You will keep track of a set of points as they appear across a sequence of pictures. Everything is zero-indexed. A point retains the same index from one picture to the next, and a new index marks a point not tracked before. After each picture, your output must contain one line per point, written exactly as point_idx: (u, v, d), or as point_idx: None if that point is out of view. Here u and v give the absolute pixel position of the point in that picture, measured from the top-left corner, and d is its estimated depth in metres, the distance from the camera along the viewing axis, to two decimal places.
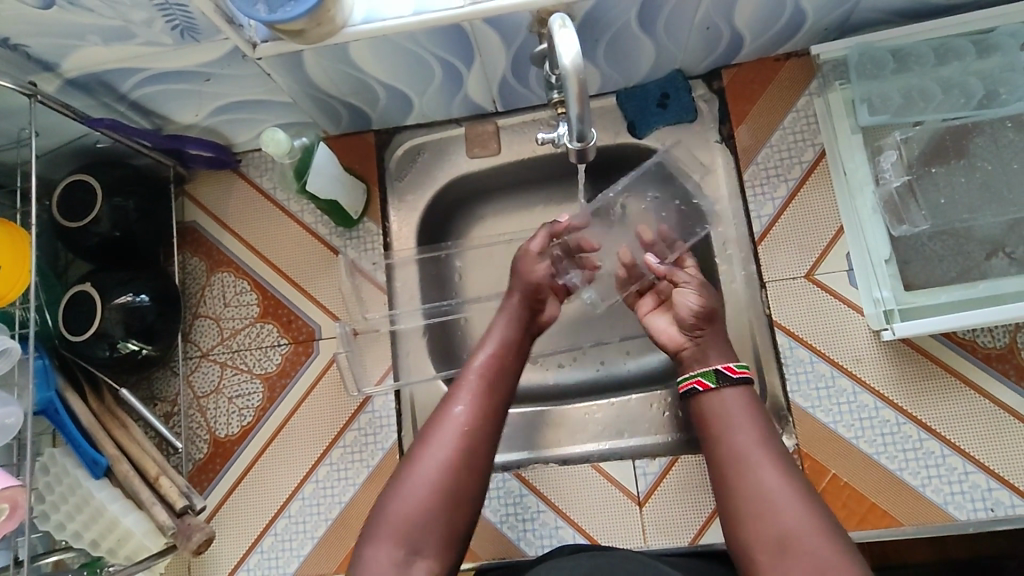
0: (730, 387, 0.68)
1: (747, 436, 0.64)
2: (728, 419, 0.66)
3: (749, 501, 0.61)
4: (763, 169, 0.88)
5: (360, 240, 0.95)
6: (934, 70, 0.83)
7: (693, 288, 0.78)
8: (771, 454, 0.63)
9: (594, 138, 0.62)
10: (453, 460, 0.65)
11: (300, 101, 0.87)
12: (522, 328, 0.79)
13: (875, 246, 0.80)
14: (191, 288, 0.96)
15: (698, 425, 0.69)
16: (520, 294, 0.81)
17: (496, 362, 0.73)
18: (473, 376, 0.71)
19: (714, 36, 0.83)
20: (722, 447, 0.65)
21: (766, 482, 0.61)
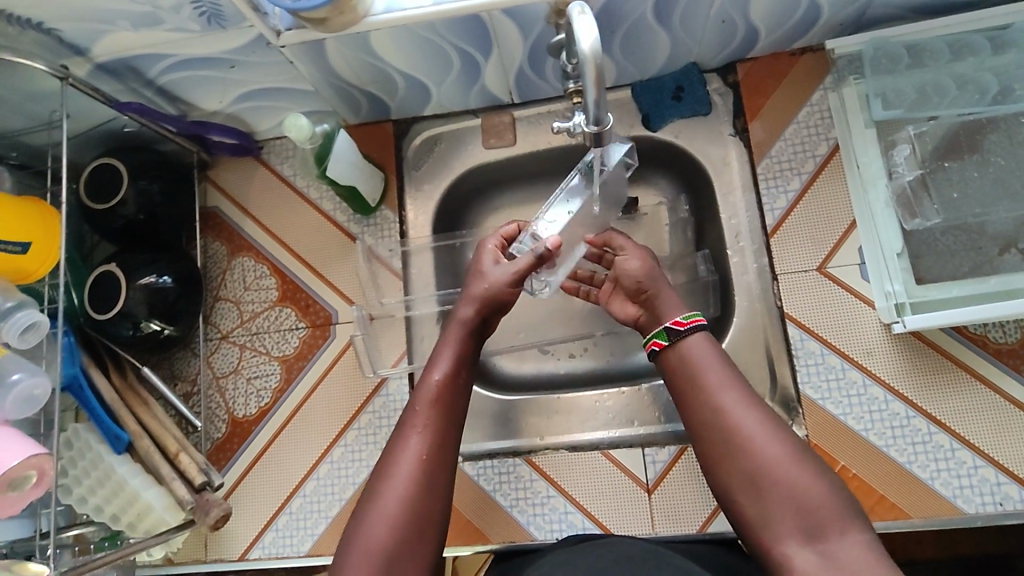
0: (685, 339, 0.68)
1: (718, 379, 0.65)
2: (697, 365, 0.66)
3: (728, 444, 0.61)
4: (777, 162, 0.89)
5: (377, 227, 0.97)
6: (949, 65, 0.83)
7: (634, 255, 0.78)
8: (744, 394, 0.63)
9: (610, 123, 0.63)
10: (409, 499, 0.62)
11: (320, 89, 0.88)
12: (471, 343, 0.74)
13: (888, 239, 0.81)
14: (212, 271, 0.99)
15: (666, 372, 0.68)
16: (474, 308, 0.74)
17: (449, 388, 0.69)
18: (424, 405, 0.67)
19: (729, 30, 0.83)
20: (695, 393, 0.65)
21: (744, 422, 0.61)
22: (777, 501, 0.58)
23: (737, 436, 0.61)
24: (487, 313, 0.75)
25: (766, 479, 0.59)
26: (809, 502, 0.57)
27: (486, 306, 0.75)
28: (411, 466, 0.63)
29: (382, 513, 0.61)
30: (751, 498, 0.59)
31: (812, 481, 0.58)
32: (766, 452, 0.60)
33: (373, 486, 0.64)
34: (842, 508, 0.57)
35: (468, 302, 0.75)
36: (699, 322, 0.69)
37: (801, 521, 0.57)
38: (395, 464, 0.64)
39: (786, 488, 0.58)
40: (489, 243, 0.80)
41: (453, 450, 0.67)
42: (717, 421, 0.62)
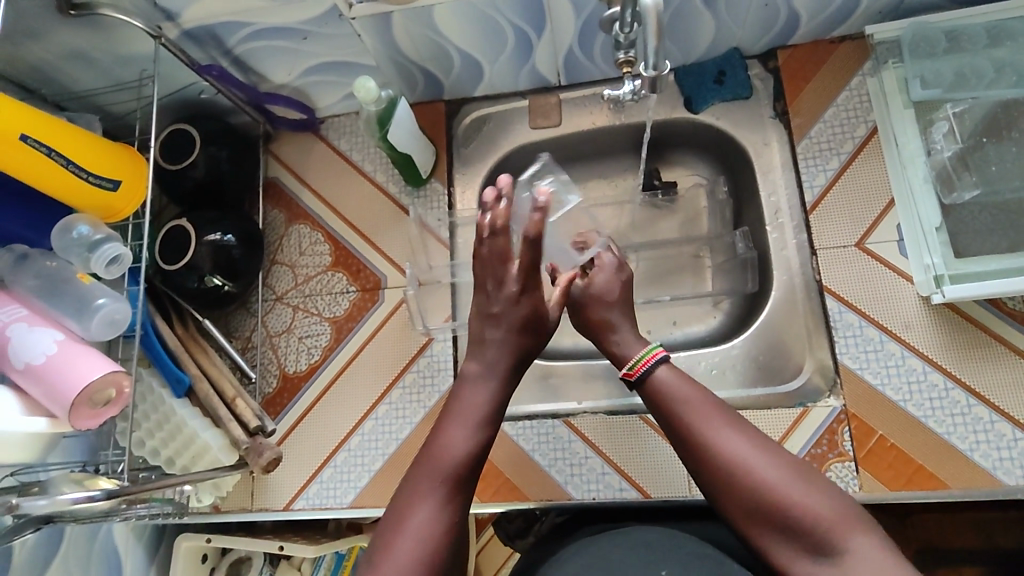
0: (648, 381, 0.70)
1: (701, 409, 0.66)
2: (677, 394, 0.68)
3: (720, 473, 0.62)
4: (816, 142, 0.92)
5: (426, 199, 1.02)
6: (987, 50, 0.87)
7: (587, 308, 0.80)
8: (726, 419, 0.65)
9: (666, 72, 0.71)
10: (426, 546, 0.62)
11: (382, 64, 0.95)
12: (496, 395, 0.73)
13: (927, 214, 0.83)
14: (270, 237, 1.04)
15: (648, 402, 0.70)
16: (506, 364, 0.74)
17: (477, 444, 0.69)
18: (448, 463, 0.67)
19: (772, 14, 0.88)
20: (678, 421, 0.66)
21: (736, 446, 0.63)
22: (785, 521, 0.58)
23: (729, 463, 0.62)
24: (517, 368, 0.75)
25: (770, 502, 0.59)
26: (820, 521, 0.57)
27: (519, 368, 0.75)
28: (429, 518, 0.63)
29: (395, 565, 0.61)
30: (755, 526, 0.60)
31: (817, 499, 0.59)
32: (761, 473, 0.61)
33: (387, 534, 0.63)
34: (847, 518, 0.58)
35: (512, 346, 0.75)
36: (650, 361, 0.71)
37: (808, 539, 0.58)
38: (410, 515, 0.64)
39: (790, 507, 0.58)
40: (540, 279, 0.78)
41: (466, 499, 0.67)
42: (705, 452, 0.63)
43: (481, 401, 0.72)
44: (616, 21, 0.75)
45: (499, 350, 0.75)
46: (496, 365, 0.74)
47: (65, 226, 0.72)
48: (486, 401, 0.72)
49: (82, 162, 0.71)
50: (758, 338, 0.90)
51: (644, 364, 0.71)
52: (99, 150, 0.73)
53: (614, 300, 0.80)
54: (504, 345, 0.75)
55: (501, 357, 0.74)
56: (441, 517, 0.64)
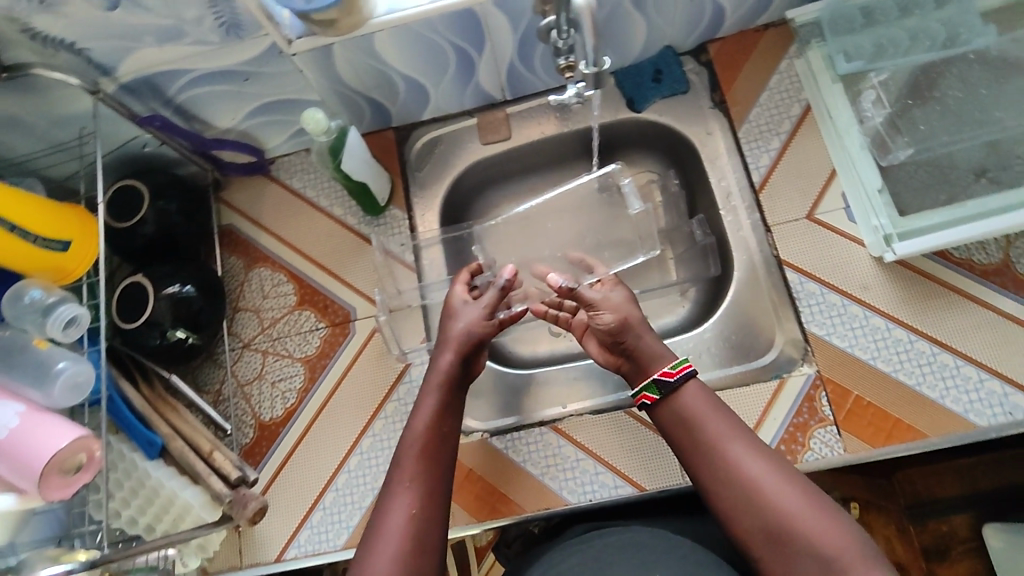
0: (677, 390, 0.72)
1: (718, 428, 0.68)
2: (697, 412, 0.70)
3: (736, 491, 0.64)
4: (756, 126, 0.96)
5: (387, 226, 1.02)
6: (899, 21, 0.93)
7: (614, 308, 0.79)
8: (749, 441, 0.67)
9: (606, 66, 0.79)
10: (403, 550, 0.64)
11: (326, 97, 0.95)
12: (454, 392, 0.77)
13: (868, 177, 0.88)
14: (230, 284, 1.01)
15: (668, 420, 0.72)
16: (453, 343, 0.80)
17: (436, 429, 0.73)
18: (413, 452, 0.70)
19: (697, 9, 0.92)
20: (697, 439, 0.68)
21: (751, 466, 0.64)
22: (795, 549, 0.60)
23: (744, 483, 0.64)
24: (468, 355, 0.79)
25: (780, 523, 0.61)
26: (828, 548, 0.59)
27: (465, 343, 0.79)
28: (404, 519, 0.65)
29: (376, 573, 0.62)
30: (766, 549, 0.61)
31: (827, 526, 0.60)
32: (778, 499, 0.62)
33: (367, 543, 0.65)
34: (856, 546, 0.58)
35: (456, 321, 0.83)
36: (688, 370, 0.72)
37: (814, 564, 0.59)
38: (385, 519, 0.66)
39: (803, 535, 0.60)
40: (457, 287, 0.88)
41: (441, 500, 0.69)
42: (722, 470, 0.65)
43: (434, 385, 0.76)
44: (554, 29, 0.76)
45: (449, 331, 0.82)
46: (445, 343, 0.80)
47: (17, 293, 0.70)
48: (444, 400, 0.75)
49: (30, 225, 0.70)
50: (729, 319, 0.91)
51: (686, 369, 0.73)
52: (47, 210, 0.71)
53: (631, 302, 0.81)
54: (455, 323, 0.82)
55: (452, 334, 0.81)
56: (419, 509, 0.66)
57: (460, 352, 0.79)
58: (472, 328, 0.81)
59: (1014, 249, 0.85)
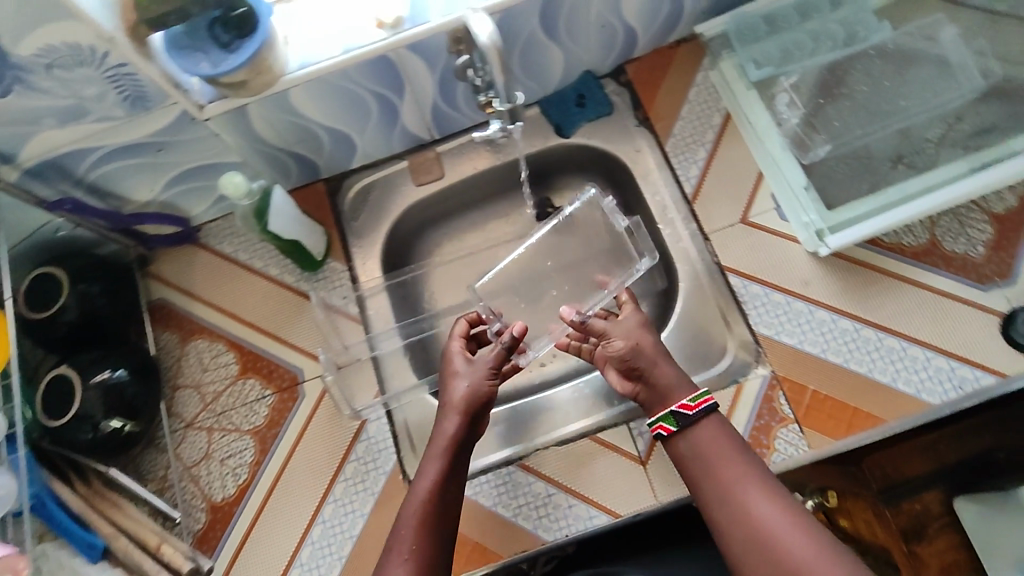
0: (696, 426, 0.70)
1: (734, 470, 0.66)
2: (713, 452, 0.68)
3: (752, 539, 0.61)
4: (681, 139, 0.98)
5: (327, 280, 0.99)
6: (801, 25, 0.97)
7: (626, 334, 0.76)
8: (766, 485, 0.64)
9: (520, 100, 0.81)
10: None
11: (248, 157, 0.93)
12: (460, 454, 0.73)
13: (792, 177, 0.91)
14: (167, 361, 0.96)
15: (683, 457, 0.70)
16: (456, 406, 0.74)
17: (438, 500, 0.68)
18: (411, 522, 0.67)
19: (609, 34, 0.94)
20: (712, 478, 0.66)
21: (765, 512, 0.62)
22: None
23: (758, 530, 0.62)
24: (473, 414, 0.75)
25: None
26: None
27: (469, 404, 0.74)
28: None
29: None
30: None
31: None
32: (797, 552, 0.59)
33: None
34: None
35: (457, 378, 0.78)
36: (708, 404, 0.70)
37: None
38: None
39: None
40: (454, 346, 0.82)
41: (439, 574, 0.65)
42: (738, 515, 0.63)
43: (437, 452, 0.72)
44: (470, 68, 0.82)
45: (451, 392, 0.76)
46: (447, 408, 0.75)
47: None
48: (447, 466, 0.71)
49: None
50: (680, 332, 0.90)
51: (706, 402, 0.70)
52: None
53: (642, 327, 0.77)
54: (456, 383, 0.77)
55: (454, 395, 0.76)
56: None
57: (465, 415, 0.74)
58: (475, 387, 0.76)
59: (939, 227, 0.87)
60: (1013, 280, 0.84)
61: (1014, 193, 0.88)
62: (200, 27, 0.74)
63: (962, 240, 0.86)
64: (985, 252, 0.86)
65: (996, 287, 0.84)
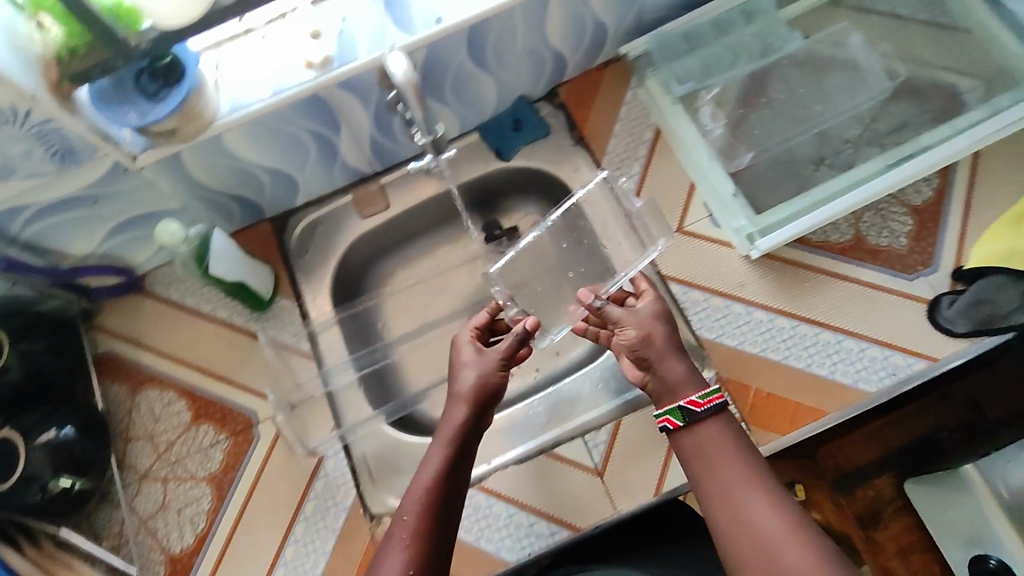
0: (701, 423, 0.70)
1: (736, 473, 0.66)
2: (714, 454, 0.68)
3: (745, 538, 0.62)
4: (616, 155, 1.01)
5: (277, 319, 0.99)
6: (719, 40, 1.01)
7: (638, 324, 0.76)
8: (766, 492, 0.64)
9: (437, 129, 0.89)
10: None
11: (188, 203, 0.93)
12: (468, 442, 0.73)
13: (720, 186, 0.95)
14: (117, 414, 0.94)
15: (686, 455, 0.70)
16: (464, 396, 0.75)
17: (441, 489, 0.68)
18: (416, 502, 0.67)
19: (538, 59, 0.97)
20: (714, 479, 0.66)
21: (762, 518, 0.62)
22: None
23: (754, 535, 0.61)
24: (482, 404, 0.76)
25: None
26: None
27: (477, 394, 0.75)
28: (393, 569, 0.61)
29: None
30: None
31: None
32: (787, 553, 0.59)
33: None
34: None
35: (468, 367, 0.79)
36: (717, 403, 0.69)
37: None
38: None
39: None
40: (465, 337, 0.83)
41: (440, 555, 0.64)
42: (734, 515, 0.63)
43: (444, 440, 0.72)
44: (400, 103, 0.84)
45: (460, 382, 0.77)
46: (456, 397, 0.76)
47: None
48: (454, 452, 0.71)
49: None
50: None
51: (715, 400, 0.70)
52: None
53: (658, 318, 0.77)
54: (467, 371, 0.78)
55: (463, 384, 0.77)
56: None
57: (474, 403, 0.75)
58: (485, 377, 0.77)
59: (863, 222, 0.91)
60: (934, 268, 0.88)
61: (930, 185, 0.92)
62: (127, 78, 0.74)
63: (885, 234, 0.91)
64: (907, 243, 0.90)
65: (919, 276, 0.88)
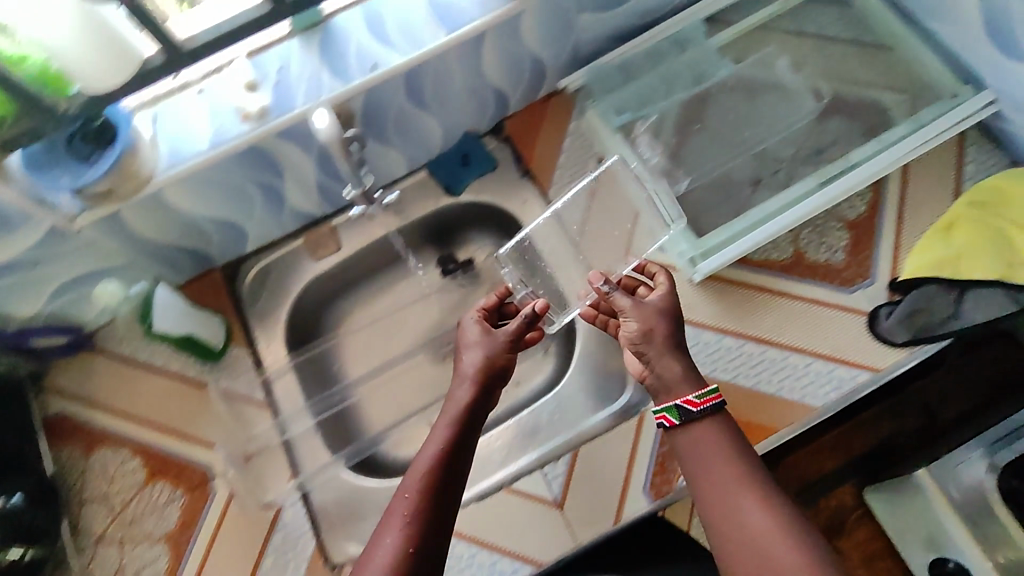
0: (696, 423, 0.72)
1: (729, 472, 0.67)
2: (708, 454, 0.69)
3: (737, 536, 0.64)
4: (562, 185, 1.02)
5: (231, 370, 0.97)
6: (654, 70, 1.04)
7: (641, 318, 0.77)
8: (758, 493, 0.65)
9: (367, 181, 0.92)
10: None
11: (135, 258, 0.92)
12: (471, 421, 0.74)
13: (661, 212, 0.97)
14: (70, 478, 0.92)
15: (682, 453, 0.72)
16: (471, 376, 0.77)
17: (441, 468, 0.68)
18: (417, 477, 0.67)
19: (479, 97, 0.99)
20: (708, 478, 0.68)
21: (754, 518, 0.63)
22: None
23: (745, 534, 0.63)
24: (486, 385, 0.77)
25: None
26: None
27: (483, 375, 0.77)
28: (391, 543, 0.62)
29: None
30: None
31: None
32: (778, 551, 0.61)
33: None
34: None
35: (473, 350, 0.80)
36: (713, 403, 0.72)
37: None
38: (375, 549, 0.63)
39: None
40: (472, 320, 0.85)
41: (441, 528, 0.65)
42: (728, 514, 0.65)
43: (449, 419, 0.73)
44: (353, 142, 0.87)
45: (467, 363, 0.79)
46: (460, 377, 0.77)
47: None
48: (456, 429, 0.72)
49: None
50: (581, 372, 0.96)
51: (712, 400, 0.72)
52: None
53: (662, 313, 0.77)
54: (472, 353, 0.80)
55: (470, 365, 0.78)
56: (401, 559, 0.61)
57: (478, 384, 0.76)
58: (489, 359, 0.78)
59: (802, 239, 0.94)
60: (872, 280, 0.91)
61: (863, 200, 0.95)
62: (61, 143, 0.75)
63: (823, 249, 0.93)
64: (845, 257, 0.92)
65: (858, 289, 0.91)
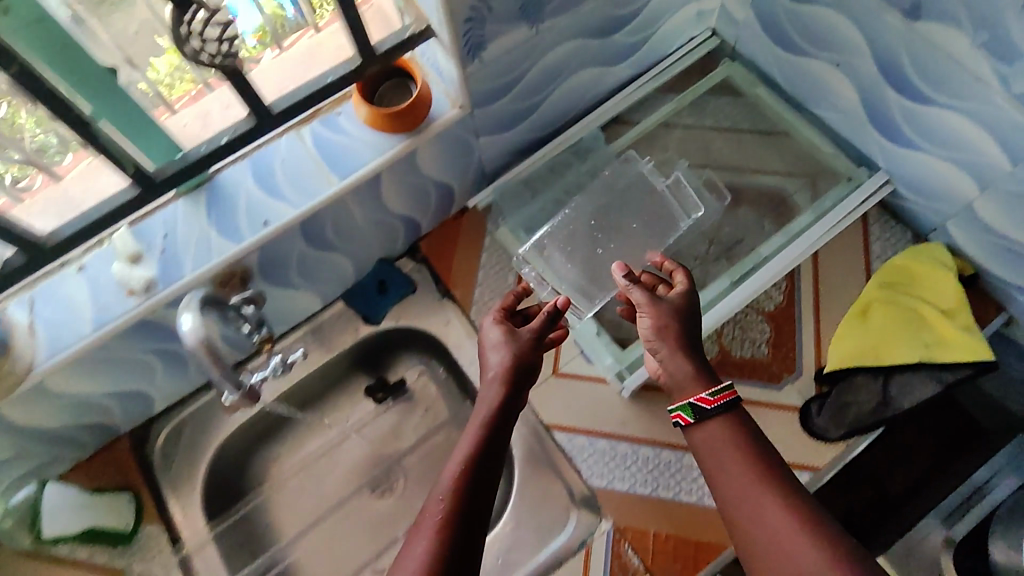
0: (712, 421, 0.64)
1: (746, 467, 0.61)
2: (722, 450, 0.63)
3: (755, 536, 0.57)
4: (483, 304, 1.00)
5: (145, 550, 0.92)
6: (559, 180, 1.05)
7: (654, 315, 0.71)
8: (778, 492, 0.59)
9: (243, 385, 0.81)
10: None
11: (25, 448, 0.85)
12: (502, 427, 0.66)
13: (583, 327, 0.96)
14: None
15: (698, 448, 0.65)
16: (498, 377, 0.69)
17: (474, 470, 0.61)
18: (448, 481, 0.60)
19: (387, 227, 0.97)
20: (723, 475, 0.61)
21: (773, 518, 0.57)
22: None
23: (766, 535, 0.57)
24: (515, 388, 0.69)
25: None
26: None
27: (512, 375, 0.69)
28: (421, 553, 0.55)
29: None
30: None
31: None
32: (799, 556, 0.54)
33: None
34: None
35: (497, 350, 0.72)
36: (728, 399, 0.65)
37: None
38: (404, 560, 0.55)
39: None
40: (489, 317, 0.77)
41: (474, 538, 0.57)
42: (742, 513, 0.59)
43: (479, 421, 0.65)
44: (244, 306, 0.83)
45: (493, 362, 0.71)
46: (488, 379, 0.70)
47: None
48: (487, 433, 0.64)
49: None
50: (522, 504, 0.89)
51: (727, 396, 0.65)
52: None
53: (678, 312, 0.71)
54: (497, 352, 0.72)
55: (495, 366, 0.70)
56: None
57: (508, 385, 0.68)
58: (517, 358, 0.70)
59: (725, 336, 0.94)
60: (799, 374, 0.90)
61: (779, 289, 0.96)
62: None
63: (746, 345, 0.93)
64: (769, 351, 0.92)
65: (787, 384, 0.90)
